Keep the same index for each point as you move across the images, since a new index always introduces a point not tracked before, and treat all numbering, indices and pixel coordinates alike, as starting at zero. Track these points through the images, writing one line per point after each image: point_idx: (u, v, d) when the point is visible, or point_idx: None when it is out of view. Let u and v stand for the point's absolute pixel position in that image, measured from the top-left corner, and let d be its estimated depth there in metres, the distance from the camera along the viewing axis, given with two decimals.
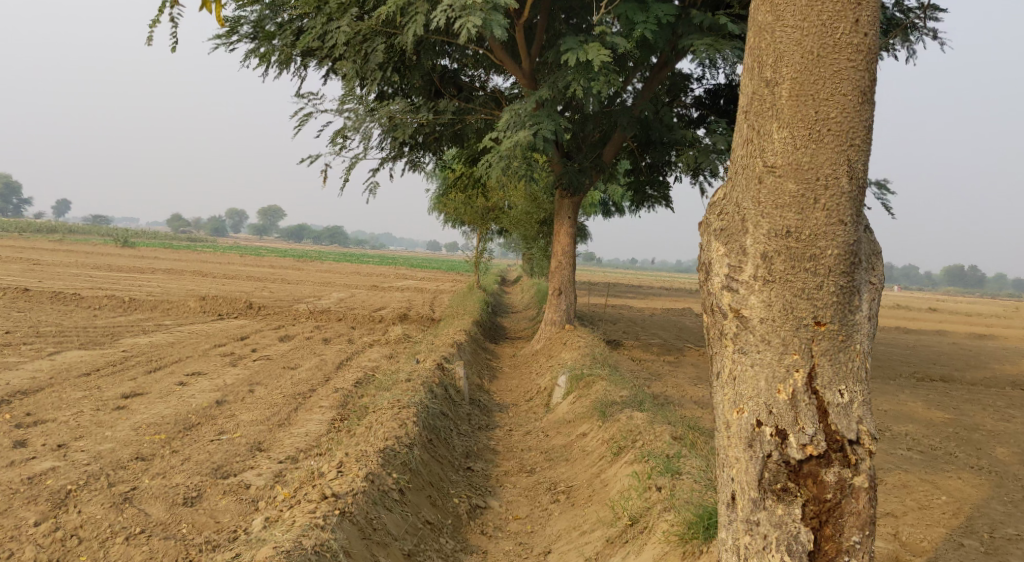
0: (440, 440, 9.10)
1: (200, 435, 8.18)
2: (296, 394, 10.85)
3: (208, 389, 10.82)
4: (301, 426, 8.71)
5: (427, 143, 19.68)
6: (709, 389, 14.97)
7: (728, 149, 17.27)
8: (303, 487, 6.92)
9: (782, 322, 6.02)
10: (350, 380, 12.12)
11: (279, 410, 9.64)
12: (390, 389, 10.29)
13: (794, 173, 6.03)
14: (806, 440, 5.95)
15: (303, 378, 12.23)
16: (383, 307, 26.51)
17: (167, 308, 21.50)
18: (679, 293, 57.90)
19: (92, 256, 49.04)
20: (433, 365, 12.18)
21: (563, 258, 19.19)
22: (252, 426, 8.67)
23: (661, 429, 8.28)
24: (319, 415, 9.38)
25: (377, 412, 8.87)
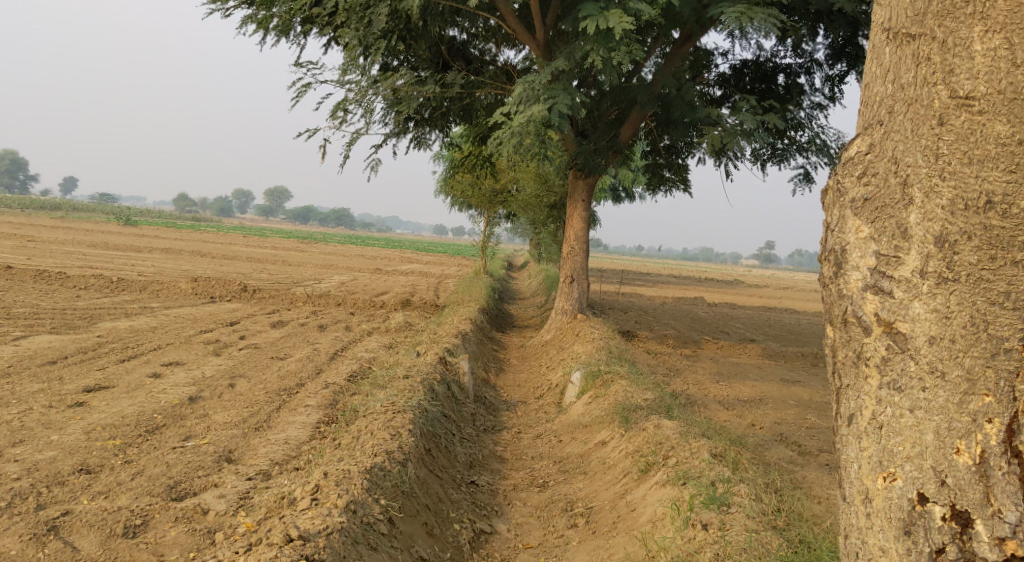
0: (439, 450, 8.01)
1: (163, 439, 7.15)
2: (280, 390, 9.77)
3: (183, 382, 9.74)
4: (280, 431, 7.62)
5: (433, 118, 18.50)
6: (734, 387, 13.83)
7: (756, 127, 16.03)
8: (269, 519, 5.88)
9: (969, 339, 4.53)
10: (343, 374, 11.04)
11: (258, 410, 8.51)
12: (386, 388, 9.18)
13: (1001, 117, 4.54)
14: (1000, 530, 4.41)
15: (291, 371, 11.16)
16: (385, 292, 25.35)
17: (158, 289, 20.41)
18: (689, 282, 56.70)
19: (93, 234, 47.93)
20: (434, 360, 11.06)
21: (576, 243, 18.03)
22: (224, 430, 7.60)
23: (698, 446, 7.22)
24: (302, 418, 8.28)
25: (367, 419, 7.78)
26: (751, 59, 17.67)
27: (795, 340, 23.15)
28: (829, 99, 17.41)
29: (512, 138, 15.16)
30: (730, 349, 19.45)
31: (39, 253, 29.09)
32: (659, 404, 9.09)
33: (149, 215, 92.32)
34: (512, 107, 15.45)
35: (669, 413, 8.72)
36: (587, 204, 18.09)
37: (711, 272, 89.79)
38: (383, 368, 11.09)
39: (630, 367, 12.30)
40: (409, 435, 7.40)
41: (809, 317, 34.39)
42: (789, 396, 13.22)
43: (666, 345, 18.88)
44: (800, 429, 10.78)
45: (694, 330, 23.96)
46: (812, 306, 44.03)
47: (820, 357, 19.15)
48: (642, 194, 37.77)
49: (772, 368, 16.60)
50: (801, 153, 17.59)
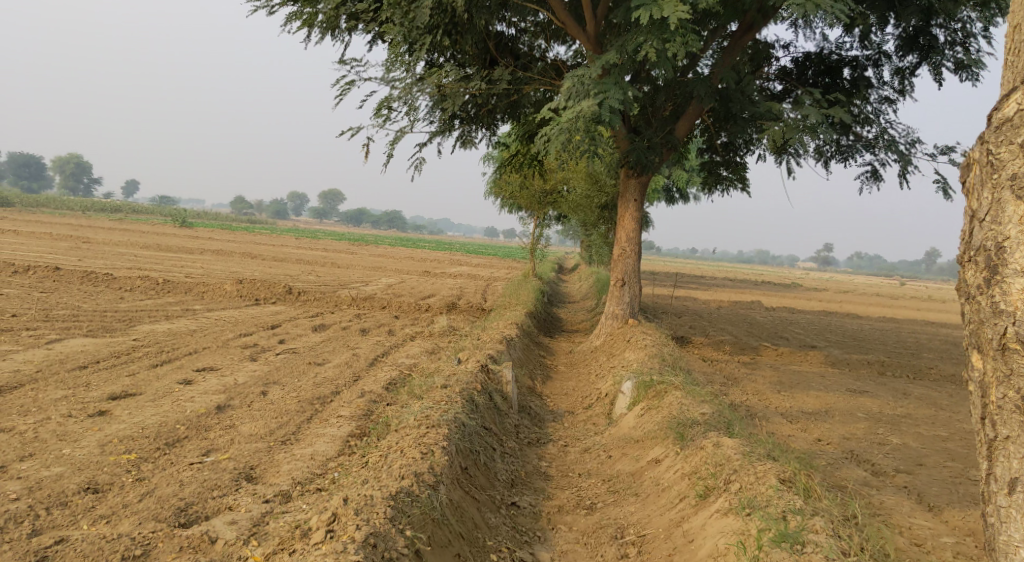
0: (478, 467, 8.13)
1: (181, 453, 7.66)
2: (315, 398, 9.32)
3: (213, 389, 9.32)
4: (309, 446, 7.93)
5: (480, 116, 17.95)
6: (797, 398, 13.08)
7: (821, 121, 15.30)
8: (280, 554, 6.55)
9: None
10: (382, 382, 10.58)
11: (286, 419, 8.36)
12: (423, 401, 8.67)
13: None
14: None
15: (329, 379, 10.69)
16: (432, 295, 24.81)
17: (202, 291, 20.10)
18: (745, 285, 55.38)
19: (145, 236, 47.91)
20: (477, 368, 10.48)
21: (628, 245, 17.37)
22: (249, 440, 7.93)
23: (766, 471, 7.45)
24: (332, 429, 8.26)
25: (397, 436, 7.93)
26: (814, 51, 16.97)
27: (859, 347, 22.11)
28: (899, 93, 16.64)
29: (561, 133, 14.54)
30: (790, 356, 18.60)
31: (88, 254, 28.99)
32: (718, 419, 8.70)
33: (204, 217, 93.00)
34: (561, 102, 14.87)
35: (729, 429, 8.45)
36: (639, 204, 17.37)
37: (768, 274, 87.79)
38: (422, 376, 10.58)
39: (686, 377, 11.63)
40: (442, 453, 7.69)
41: (873, 322, 33.05)
42: (855, 408, 12.45)
43: (722, 352, 18.09)
44: (870, 446, 10.10)
45: (751, 336, 23.05)
46: (875, 311, 42.43)
47: (886, 366, 18.23)
48: (697, 195, 36.92)
49: (836, 378, 15.76)
50: (868, 149, 16.82)
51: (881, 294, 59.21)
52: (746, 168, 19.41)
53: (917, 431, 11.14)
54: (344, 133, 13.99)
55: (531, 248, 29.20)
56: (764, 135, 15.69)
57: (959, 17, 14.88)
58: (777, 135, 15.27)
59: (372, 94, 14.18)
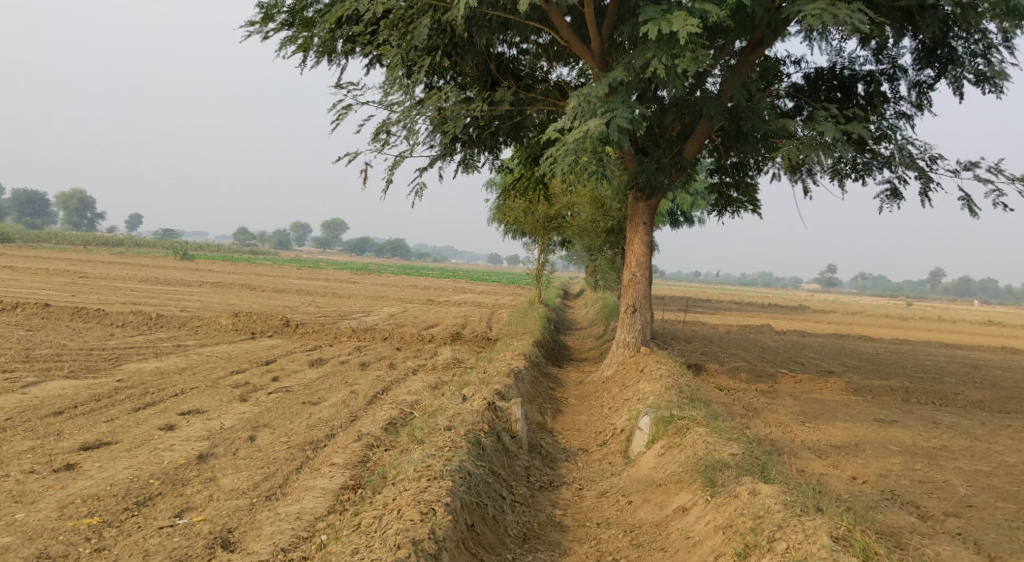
0: (486, 522, 7.67)
1: (151, 515, 7.16)
2: (307, 442, 8.60)
3: (195, 436, 8.56)
4: (297, 502, 7.41)
5: (481, 139, 17.28)
6: (823, 430, 12.29)
7: (838, 138, 14.60)
8: None
9: None
10: (380, 422, 9.82)
11: (271, 471, 7.84)
12: (423, 452, 7.98)
13: None
14: None
15: (324, 421, 9.92)
16: (435, 325, 24.03)
17: (196, 326, 19.33)
18: (751, 309, 54.70)
19: (143, 269, 47.11)
20: (483, 406, 9.71)
21: (638, 270, 16.64)
22: (229, 498, 7.45)
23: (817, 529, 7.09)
24: (324, 481, 7.74)
25: (395, 491, 7.42)
26: (827, 66, 16.35)
27: (878, 372, 21.32)
28: (916, 108, 15.98)
29: (567, 154, 13.86)
30: (810, 384, 17.80)
31: (81, 289, 28.23)
32: (751, 463, 8.33)
33: (205, 249, 92.32)
34: (567, 122, 14.21)
35: (763, 474, 8.17)
36: (649, 227, 16.69)
37: (774, 297, 86.97)
38: (424, 416, 9.82)
39: (707, 411, 10.86)
40: (444, 514, 7.15)
41: (886, 345, 32.24)
42: (888, 441, 11.67)
43: (739, 380, 17.30)
44: (910, 485, 9.33)
45: (765, 362, 22.27)
46: (886, 333, 41.64)
47: (910, 392, 17.43)
48: (701, 218, 36.32)
49: (861, 406, 14.97)
50: (886, 166, 16.13)
51: (890, 315, 58.42)
52: (757, 189, 18.75)
53: (957, 466, 10.37)
54: (342, 159, 14.58)
55: (536, 274, 28.46)
56: (778, 153, 15.02)
57: (980, 27, 14.21)
58: (792, 153, 14.58)
59: (368, 119, 14.68)
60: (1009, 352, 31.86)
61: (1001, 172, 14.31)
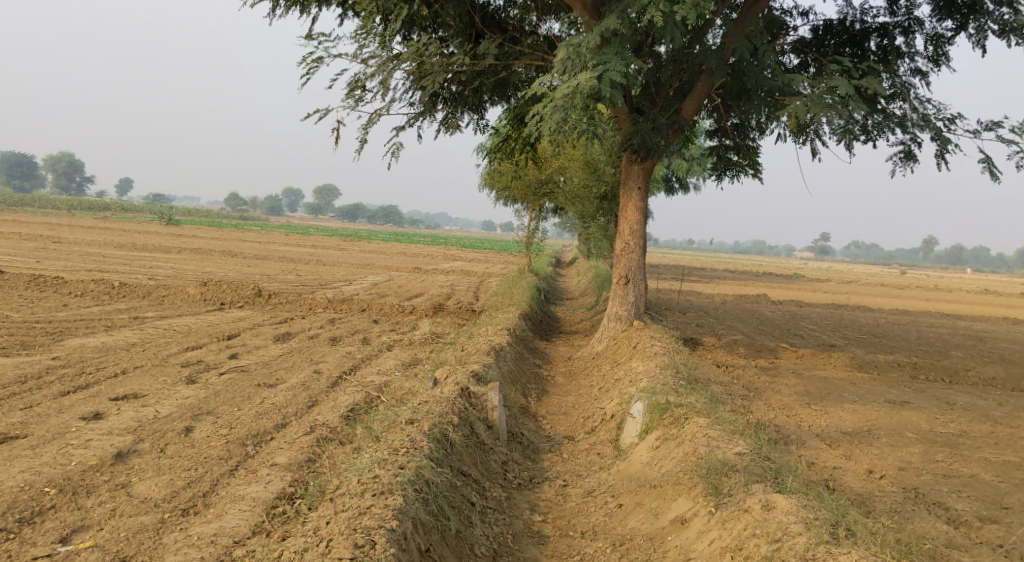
0: (446, 543, 7.32)
1: (30, 540, 6.84)
2: (249, 435, 8.22)
3: (120, 430, 8.15)
4: (215, 520, 7.13)
5: (464, 96, 15.98)
6: (832, 413, 11.20)
7: (849, 96, 13.44)
8: None
9: None
10: (340, 411, 8.83)
11: (196, 477, 7.54)
12: (379, 465, 7.51)
13: None
14: None
15: (276, 410, 8.88)
16: (418, 295, 22.87)
17: (161, 296, 18.18)
18: (746, 277, 53.57)
19: (123, 235, 45.38)
20: (458, 394, 8.85)
21: (632, 238, 15.53)
22: (135, 513, 7.15)
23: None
24: (256, 489, 7.48)
25: (331, 509, 7.11)
26: (836, 19, 15.18)
27: (883, 346, 20.21)
28: (932, 63, 14.84)
29: (556, 111, 12.65)
30: (812, 359, 16.74)
31: (48, 255, 26.90)
32: (762, 466, 7.84)
33: (192, 215, 90.38)
34: (555, 77, 13.02)
35: (776, 480, 7.65)
36: (644, 193, 15.53)
37: (770, 265, 85.52)
38: (390, 406, 8.77)
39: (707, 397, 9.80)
40: (386, 544, 6.80)
41: (888, 315, 31.04)
42: (902, 425, 10.58)
43: (737, 356, 16.24)
44: (932, 483, 8.32)
45: (765, 335, 21.17)
46: (885, 302, 40.37)
47: (919, 368, 16.36)
48: (698, 184, 35.13)
49: (868, 385, 13.91)
50: (899, 126, 15.01)
51: (889, 285, 57.12)
52: (759, 152, 17.64)
53: (982, 456, 9.30)
54: (310, 115, 13.24)
55: (527, 241, 27.24)
56: (785, 111, 13.87)
57: None
58: (800, 111, 13.43)
59: (342, 73, 13.40)
60: (1013, 322, 30.64)
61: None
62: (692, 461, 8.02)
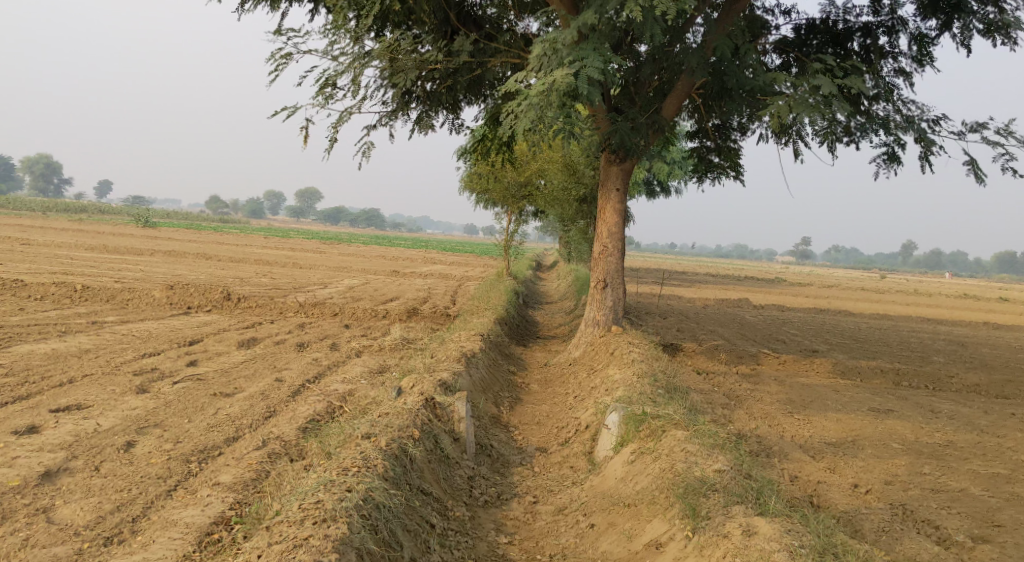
0: None
1: None
2: (192, 453, 7.77)
3: (52, 446, 7.71)
4: (141, 551, 6.65)
5: (438, 94, 15.50)
6: (815, 423, 10.75)
7: (832, 95, 13.02)
8: None
9: None
10: (297, 424, 8.34)
11: (128, 499, 7.09)
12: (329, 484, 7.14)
13: None
14: None
15: (228, 423, 8.37)
16: (393, 299, 22.33)
17: (126, 300, 17.61)
18: (728, 281, 53.30)
19: (97, 237, 44.67)
20: (422, 404, 8.57)
21: (610, 241, 15.10)
22: (49, 543, 6.67)
23: None
24: (192, 513, 7.01)
25: (266, 539, 6.64)
26: (819, 18, 14.79)
27: (866, 351, 19.82)
28: (916, 63, 14.46)
29: (531, 109, 12.18)
30: (794, 366, 16.32)
31: (15, 258, 26.20)
32: (742, 485, 7.42)
33: (171, 217, 89.37)
34: (530, 74, 12.55)
35: (757, 502, 7.22)
36: (623, 194, 15.10)
37: (752, 269, 85.37)
38: (349, 421, 8.26)
39: (685, 407, 9.35)
40: None
41: (871, 321, 30.69)
42: (888, 435, 10.13)
43: (718, 363, 15.81)
44: (919, 500, 7.88)
45: (746, 340, 20.77)
46: (866, 307, 40.11)
47: (903, 374, 15.97)
48: (679, 187, 34.80)
49: (851, 393, 13.49)
50: (882, 128, 14.62)
51: (870, 289, 56.96)
52: (740, 153, 17.25)
53: (972, 468, 8.87)
54: (278, 113, 12.93)
55: (506, 245, 26.77)
56: (766, 112, 13.44)
57: None
58: (782, 112, 13.00)
59: (312, 70, 13.18)
60: (995, 327, 30.36)
61: (1012, 135, 12.85)
62: (668, 478, 7.59)
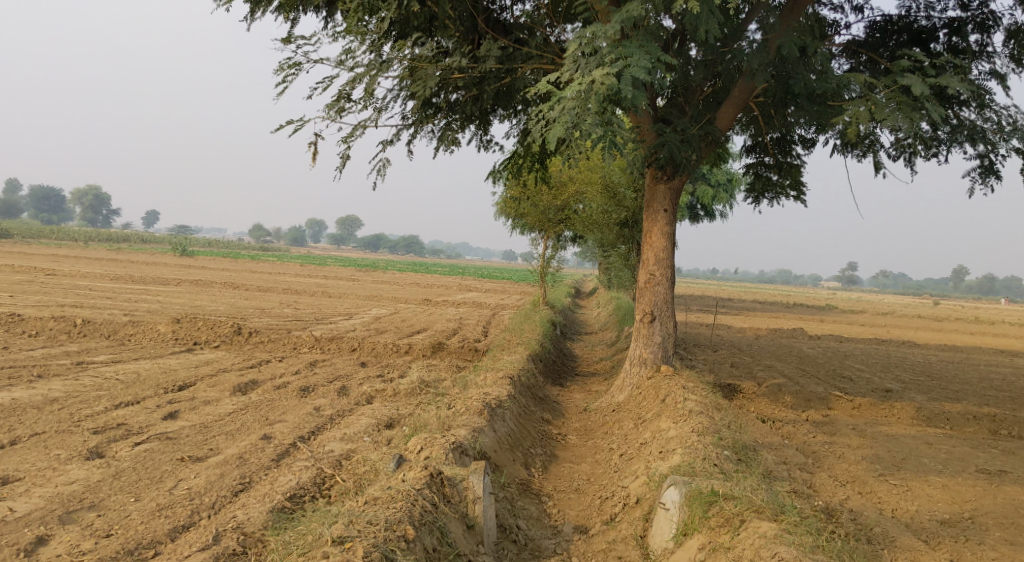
0: None
1: None
2: (113, 558, 6.50)
3: None
4: None
5: (462, 105, 13.87)
6: (916, 493, 8.93)
7: (920, 96, 11.08)
8: None
9: None
10: (260, 516, 6.93)
11: None
12: None
13: None
14: None
15: (178, 508, 7.01)
16: (422, 332, 20.68)
17: (128, 335, 16.11)
18: (777, 308, 51.03)
19: (126, 266, 43.43)
20: (423, 480, 7.20)
21: (658, 268, 13.25)
22: None
23: None
24: None
25: None
26: (896, 14, 12.98)
27: (947, 394, 17.81)
28: (1013, 62, 12.57)
29: (566, 113, 10.49)
30: (871, 411, 14.42)
31: (28, 288, 24.89)
32: None
33: (209, 246, 88.68)
34: (565, 76, 10.88)
35: None
36: (672, 215, 13.32)
37: (798, 295, 82.81)
38: (325, 514, 6.85)
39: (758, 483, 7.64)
40: None
41: (939, 353, 28.50)
42: (1014, 509, 8.31)
43: (783, 409, 13.94)
44: None
45: (809, 378, 18.81)
46: (928, 336, 37.76)
47: (999, 421, 13.99)
48: (724, 211, 32.92)
49: (947, 448, 11.61)
50: (975, 138, 12.69)
51: (927, 317, 54.18)
52: (803, 169, 15.45)
53: None
54: (281, 128, 11.54)
55: (542, 272, 25.03)
56: (842, 117, 11.57)
57: None
58: (862, 116, 11.13)
59: (323, 84, 11.85)
60: None
61: None
62: None
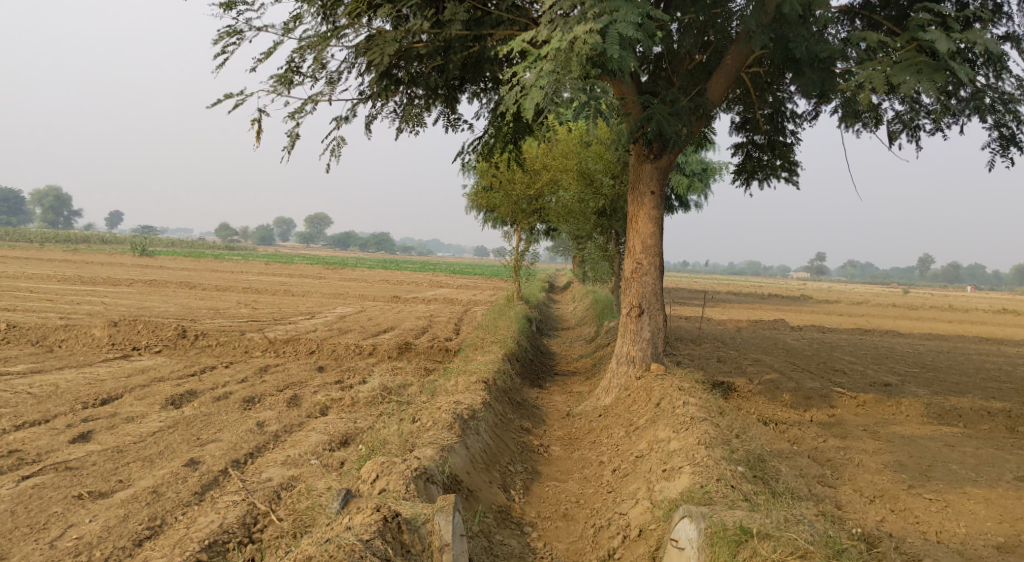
0: None
1: None
2: None
3: None
4: None
5: (425, 77, 12.43)
6: (959, 512, 7.70)
7: (942, 54, 9.70)
8: None
9: None
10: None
11: None
12: None
13: None
14: None
15: None
16: (388, 331, 19.23)
17: (59, 341, 14.55)
18: (752, 299, 50.06)
19: (78, 266, 41.49)
20: (373, 526, 6.14)
21: (646, 257, 11.94)
22: None
23: None
24: None
25: None
26: None
27: (949, 387, 16.66)
28: None
29: (545, 76, 9.19)
30: (877, 408, 13.22)
31: None
32: None
33: (172, 246, 86.31)
34: (541, 33, 9.51)
35: None
36: (659, 198, 11.99)
37: (769, 286, 82.22)
38: None
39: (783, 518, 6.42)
40: None
41: (926, 343, 27.49)
42: None
43: (783, 409, 12.70)
44: None
45: (802, 373, 17.61)
46: (908, 325, 36.88)
47: (1017, 417, 12.84)
48: (698, 201, 31.74)
49: (972, 451, 10.42)
50: (996, 104, 11.36)
51: (900, 306, 53.31)
52: (797, 147, 14.21)
53: None
54: (218, 104, 10.10)
55: (515, 266, 23.64)
56: (853, 81, 10.19)
57: None
58: (878, 79, 9.76)
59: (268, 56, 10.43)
60: None
61: None
62: None
